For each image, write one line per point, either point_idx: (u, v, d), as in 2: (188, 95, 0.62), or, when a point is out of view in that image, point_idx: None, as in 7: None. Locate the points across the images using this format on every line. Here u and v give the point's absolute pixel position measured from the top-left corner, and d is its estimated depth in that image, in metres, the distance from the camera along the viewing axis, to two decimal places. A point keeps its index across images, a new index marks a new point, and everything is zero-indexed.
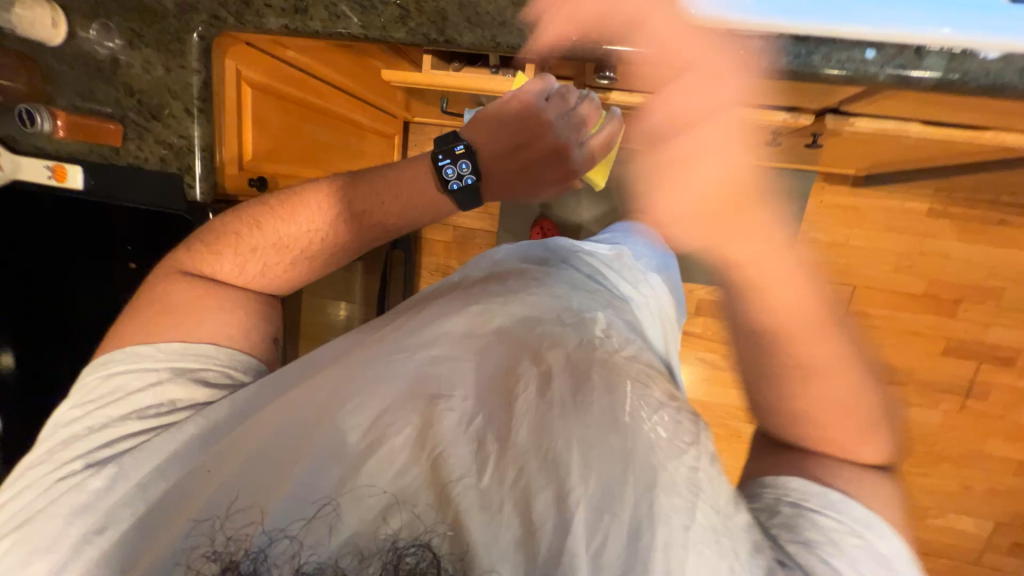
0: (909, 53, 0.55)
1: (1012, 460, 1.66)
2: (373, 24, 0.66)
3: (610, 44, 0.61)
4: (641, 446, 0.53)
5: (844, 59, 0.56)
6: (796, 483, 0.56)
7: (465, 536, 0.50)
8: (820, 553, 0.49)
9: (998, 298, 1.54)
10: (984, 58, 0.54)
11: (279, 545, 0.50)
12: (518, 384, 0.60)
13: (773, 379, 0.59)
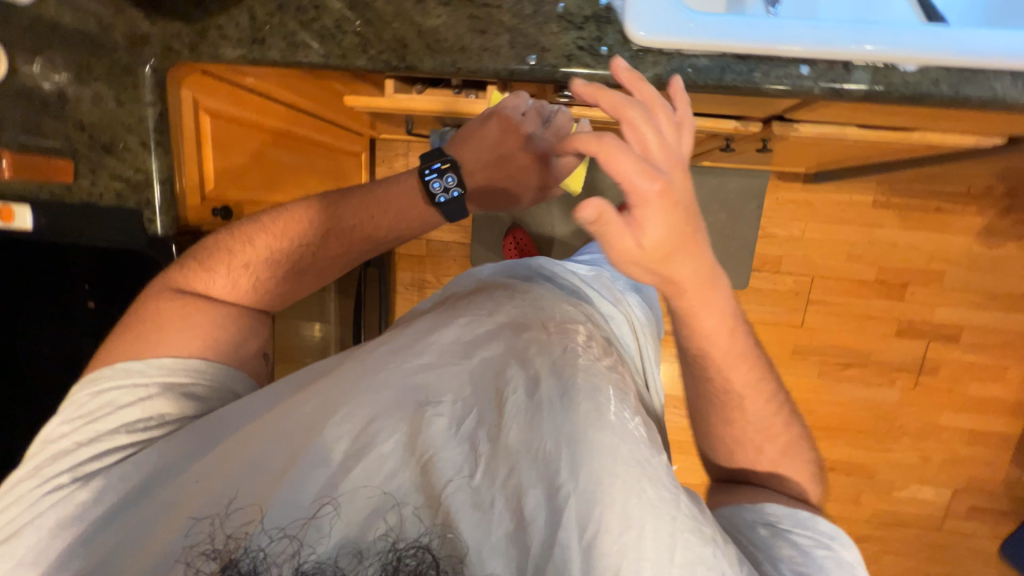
0: (838, 69, 0.60)
1: (965, 430, 1.78)
2: (333, 52, 0.67)
3: (568, 67, 0.63)
4: (629, 445, 0.55)
5: (782, 75, 0.61)
6: (772, 509, 0.68)
7: (457, 533, 0.53)
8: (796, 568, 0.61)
9: (941, 280, 1.66)
10: (903, 71, 0.60)
11: (280, 544, 0.54)
12: (507, 387, 0.61)
13: (717, 416, 0.76)
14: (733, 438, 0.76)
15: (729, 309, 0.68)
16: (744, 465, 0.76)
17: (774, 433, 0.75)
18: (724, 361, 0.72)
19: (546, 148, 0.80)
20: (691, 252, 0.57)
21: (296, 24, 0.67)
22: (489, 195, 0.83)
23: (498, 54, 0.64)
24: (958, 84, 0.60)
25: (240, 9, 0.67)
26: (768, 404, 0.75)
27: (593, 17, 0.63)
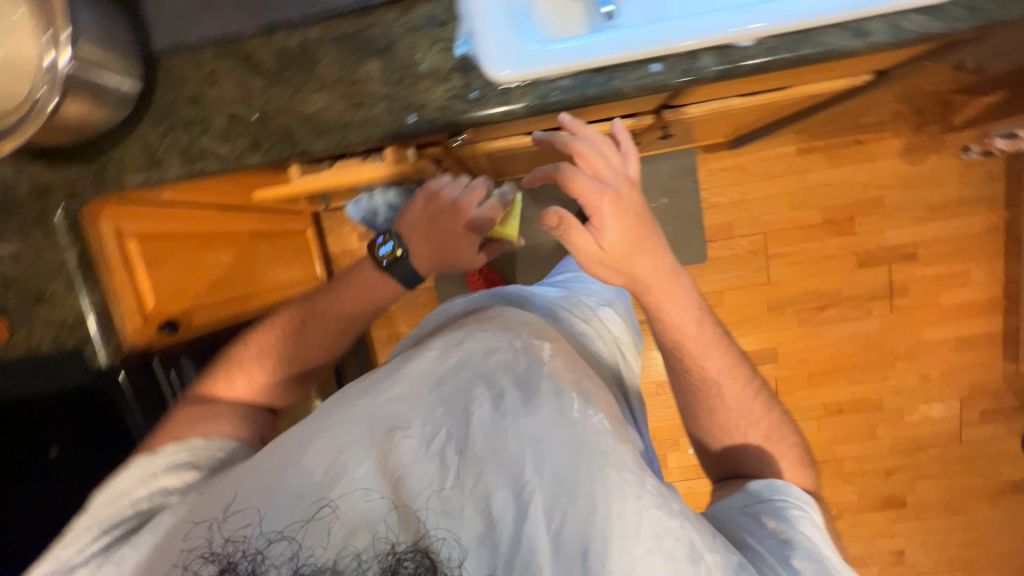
0: (685, 59, 0.65)
1: (953, 339, 1.81)
2: (229, 156, 0.70)
3: (444, 119, 0.67)
4: (592, 437, 0.60)
5: (637, 77, 0.65)
6: (751, 487, 0.74)
7: (448, 534, 0.56)
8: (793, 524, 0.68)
9: (882, 205, 1.72)
10: (743, 47, 0.65)
11: (279, 546, 0.57)
12: (472, 402, 0.63)
13: (704, 404, 0.82)
14: (722, 424, 0.81)
15: (694, 304, 0.78)
16: (736, 450, 0.81)
17: (757, 419, 0.81)
18: (703, 351, 0.80)
19: (469, 202, 0.84)
20: (650, 249, 0.70)
21: (188, 140, 0.70)
22: (429, 254, 0.86)
23: (379, 122, 0.68)
24: (795, 46, 0.64)
25: (132, 140, 0.71)
26: (749, 391, 0.81)
27: (456, 66, 0.66)
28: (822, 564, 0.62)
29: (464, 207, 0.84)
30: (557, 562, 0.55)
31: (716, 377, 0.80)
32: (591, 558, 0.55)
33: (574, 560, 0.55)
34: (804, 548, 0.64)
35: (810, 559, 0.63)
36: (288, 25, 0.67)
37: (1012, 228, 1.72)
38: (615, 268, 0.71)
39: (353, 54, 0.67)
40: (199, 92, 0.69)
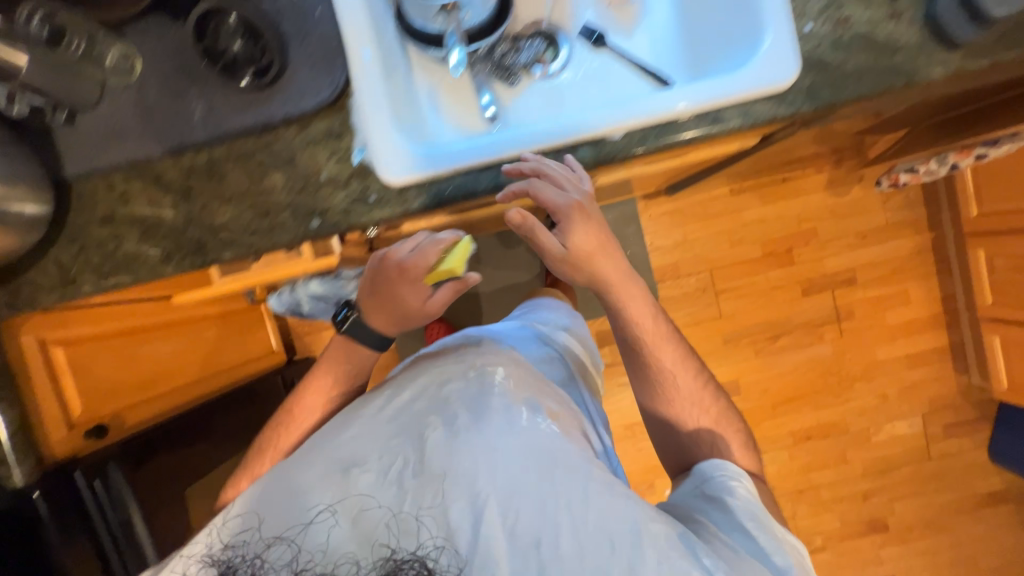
0: (563, 154, 0.72)
1: (904, 357, 1.85)
2: (141, 269, 0.73)
3: (347, 221, 0.71)
4: (540, 446, 0.66)
5: (522, 171, 0.72)
6: (701, 468, 0.75)
7: (447, 544, 0.63)
8: (737, 494, 0.71)
9: (816, 236, 1.81)
10: (614, 139, 0.71)
11: (280, 552, 0.65)
12: (432, 424, 0.70)
13: (660, 394, 0.83)
14: (672, 412, 0.82)
15: (646, 301, 0.80)
16: (688, 440, 0.81)
17: (705, 408, 0.82)
18: (655, 339, 0.81)
19: (399, 259, 0.79)
20: (610, 255, 0.74)
21: (102, 258, 0.73)
22: (380, 315, 0.84)
23: (285, 228, 0.72)
24: (659, 136, 0.72)
25: (46, 261, 0.73)
26: (699, 380, 0.83)
27: (354, 173, 0.71)
28: (750, 538, 0.67)
29: (394, 265, 0.79)
30: (518, 555, 0.63)
31: (670, 369, 0.82)
32: (543, 546, 0.62)
33: (529, 549, 0.63)
34: (736, 525, 0.68)
35: (737, 531, 0.67)
36: (192, 145, 0.70)
37: (938, 248, 1.81)
38: (578, 271, 0.75)
39: (256, 169, 0.71)
40: (110, 212, 0.72)
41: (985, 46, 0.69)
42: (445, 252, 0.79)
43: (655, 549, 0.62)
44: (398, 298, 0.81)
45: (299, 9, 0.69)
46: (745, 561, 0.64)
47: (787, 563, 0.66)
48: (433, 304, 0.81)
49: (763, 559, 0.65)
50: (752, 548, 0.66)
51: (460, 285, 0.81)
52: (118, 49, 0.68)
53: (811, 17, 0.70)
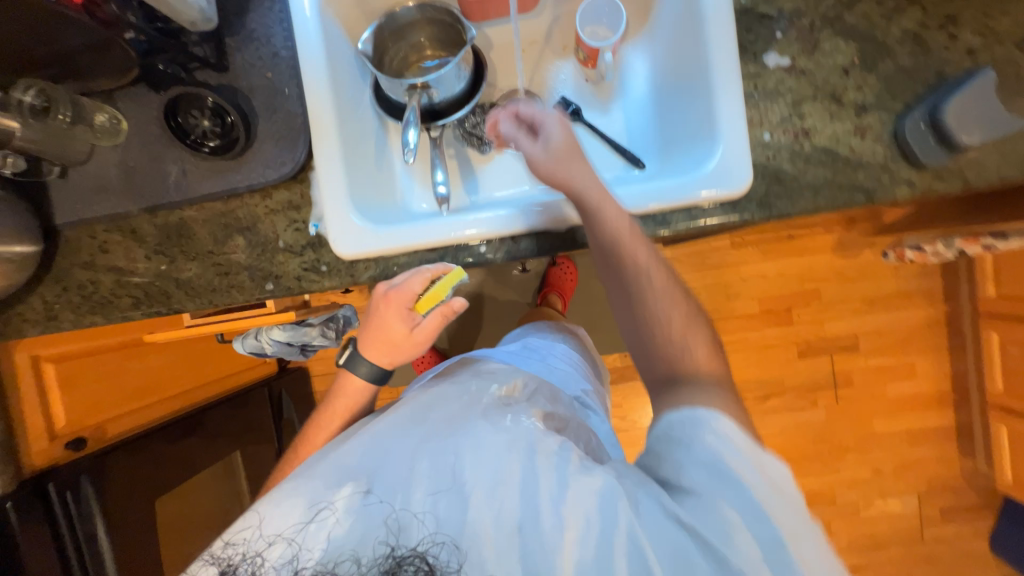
0: (509, 241, 0.74)
1: (904, 432, 1.76)
2: (114, 313, 0.79)
3: (302, 288, 0.75)
4: (528, 436, 0.56)
5: (468, 255, 0.75)
6: (671, 420, 0.53)
7: (447, 538, 0.50)
8: (705, 442, 0.50)
9: (819, 297, 1.74)
10: (559, 232, 0.74)
11: (277, 549, 0.52)
12: (424, 418, 0.61)
13: (636, 324, 0.63)
14: (639, 326, 0.63)
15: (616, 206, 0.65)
16: (664, 366, 0.60)
17: (677, 311, 0.62)
18: (623, 233, 0.64)
19: (383, 293, 0.71)
20: (583, 162, 0.67)
21: (81, 299, 0.79)
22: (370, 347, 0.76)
23: (243, 288, 0.76)
24: None
25: (33, 296, 0.80)
26: (672, 292, 0.63)
27: (309, 244, 0.75)
28: (727, 483, 0.48)
29: (379, 300, 0.71)
30: (505, 546, 0.49)
31: (636, 271, 0.63)
32: (529, 532, 0.49)
33: (514, 539, 0.49)
34: (700, 459, 0.49)
35: (707, 471, 0.48)
36: (164, 206, 0.76)
37: (954, 322, 1.70)
38: (543, 173, 0.68)
39: (221, 232, 0.76)
40: (92, 259, 0.78)
41: (956, 168, 0.66)
42: (433, 279, 0.70)
43: (651, 523, 0.47)
44: (384, 331, 0.72)
45: (270, 88, 0.73)
46: (710, 508, 0.47)
47: (766, 500, 0.47)
48: (424, 334, 0.73)
49: (734, 500, 0.47)
50: (722, 487, 0.48)
51: (449, 312, 0.72)
52: (106, 112, 0.73)
53: (771, 126, 0.69)
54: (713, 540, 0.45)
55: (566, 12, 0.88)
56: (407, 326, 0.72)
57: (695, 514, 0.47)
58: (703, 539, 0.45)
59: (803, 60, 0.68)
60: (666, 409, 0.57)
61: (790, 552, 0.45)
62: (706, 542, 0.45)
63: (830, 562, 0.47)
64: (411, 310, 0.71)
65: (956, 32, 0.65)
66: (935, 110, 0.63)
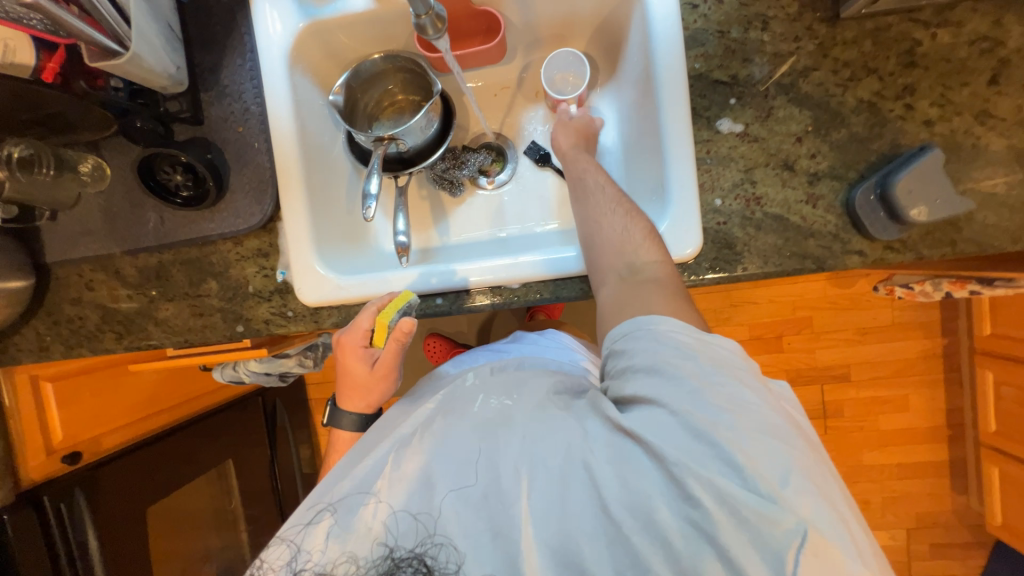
0: (464, 295, 0.77)
1: (894, 466, 1.72)
2: (98, 346, 0.84)
3: (270, 331, 0.80)
4: (490, 414, 0.60)
5: (426, 307, 0.78)
6: (618, 327, 0.57)
7: (446, 539, 0.52)
8: (642, 339, 0.54)
9: (811, 325, 1.70)
10: (512, 286, 0.77)
11: (279, 552, 0.58)
12: (409, 414, 0.66)
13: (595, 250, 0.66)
14: (589, 223, 0.67)
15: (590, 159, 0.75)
16: (612, 254, 0.64)
17: (622, 210, 0.67)
18: (590, 169, 0.73)
19: (342, 333, 0.74)
20: (583, 147, 0.77)
21: (69, 332, 0.85)
22: (346, 390, 0.78)
23: (215, 328, 0.81)
24: (556, 290, 0.76)
25: (27, 328, 0.85)
26: (619, 197, 0.68)
27: (276, 289, 0.79)
28: (662, 379, 0.50)
29: (339, 340, 0.74)
30: (473, 515, 0.53)
31: (594, 185, 0.70)
32: (493, 499, 0.52)
33: (480, 505, 0.53)
34: (638, 366, 0.52)
35: (647, 378, 0.51)
36: (144, 249, 0.80)
37: (950, 356, 1.66)
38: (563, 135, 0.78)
39: (196, 275, 0.80)
40: (79, 295, 0.84)
41: (909, 240, 0.66)
42: (380, 310, 0.72)
43: (603, 453, 0.50)
44: (351, 377, 0.75)
45: (241, 141, 0.76)
46: (651, 411, 0.50)
47: (706, 382, 0.49)
48: (385, 367, 0.73)
49: (675, 392, 0.49)
50: (659, 385, 0.50)
51: (401, 336, 0.69)
52: (91, 160, 0.78)
53: (722, 192, 0.69)
54: (659, 442, 0.47)
55: (535, 59, 0.88)
56: (366, 365, 0.73)
57: (641, 420, 0.49)
58: (647, 439, 0.48)
59: (756, 128, 0.68)
60: (620, 299, 0.60)
61: (732, 418, 0.47)
62: (649, 445, 0.48)
63: (770, 406, 0.48)
64: (367, 346, 0.73)
65: (913, 103, 0.65)
66: (885, 185, 0.62)
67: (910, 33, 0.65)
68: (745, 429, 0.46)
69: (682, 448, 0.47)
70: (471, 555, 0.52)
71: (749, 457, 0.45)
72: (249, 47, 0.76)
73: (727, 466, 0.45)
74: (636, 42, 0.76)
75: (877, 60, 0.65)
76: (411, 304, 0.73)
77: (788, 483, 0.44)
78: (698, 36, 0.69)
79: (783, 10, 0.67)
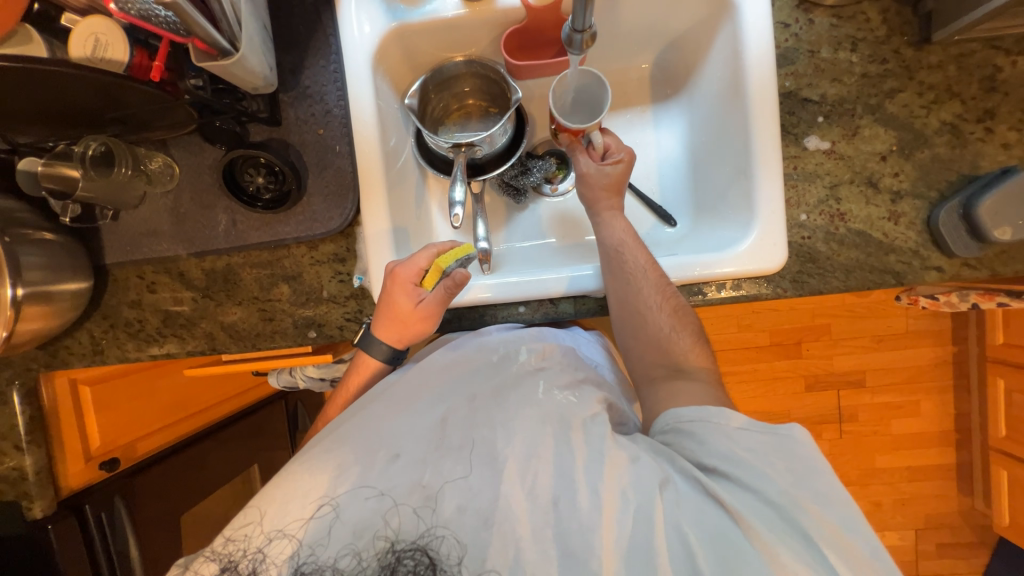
0: (546, 304, 0.78)
1: (906, 468, 1.76)
2: (157, 351, 0.81)
3: (344, 332, 0.79)
4: (561, 415, 0.61)
5: (506, 314, 0.79)
6: (688, 412, 0.60)
7: (448, 532, 0.55)
8: (733, 432, 0.57)
9: (829, 332, 1.72)
10: (595, 296, 0.77)
11: (279, 543, 0.56)
12: (452, 415, 0.63)
13: (640, 341, 0.70)
14: (634, 313, 0.69)
15: (617, 235, 0.74)
16: (657, 353, 0.69)
17: (670, 307, 0.69)
18: (627, 241, 0.73)
19: (394, 263, 0.72)
20: (616, 207, 0.77)
21: (127, 335, 0.82)
22: (376, 319, 0.73)
23: (286, 334, 0.79)
24: None
25: (81, 331, 0.82)
26: (663, 285, 0.70)
27: (352, 294, 0.78)
28: (746, 470, 0.55)
29: (390, 268, 0.72)
30: (539, 522, 0.55)
31: (634, 269, 0.71)
32: (563, 508, 0.55)
33: (546, 513, 0.55)
34: (717, 452, 0.56)
35: (727, 460, 0.56)
36: (212, 253, 0.78)
37: (960, 363, 1.71)
38: (587, 190, 0.77)
39: (267, 279, 0.79)
40: (139, 297, 0.81)
41: (984, 259, 0.68)
42: (440, 254, 0.72)
43: (689, 507, 0.54)
44: (391, 309, 0.71)
45: (322, 143, 0.75)
46: (742, 492, 0.54)
47: (796, 482, 0.54)
48: (429, 309, 0.71)
49: (764, 480, 0.54)
50: (745, 470, 0.55)
51: (452, 285, 0.70)
52: (160, 158, 0.76)
53: (807, 207, 0.71)
54: (753, 522, 0.51)
55: (606, 69, 0.89)
56: (411, 301, 0.70)
57: (733, 496, 0.54)
58: (743, 515, 0.52)
59: (843, 145, 0.70)
60: (673, 394, 0.64)
61: (831, 533, 0.51)
62: (744, 520, 0.52)
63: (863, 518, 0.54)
64: (417, 285, 0.71)
65: (992, 127, 0.68)
66: (969, 206, 0.65)
67: (991, 59, 0.67)
68: (845, 546, 0.51)
69: (785, 544, 0.51)
70: (536, 567, 0.53)
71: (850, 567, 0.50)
72: (334, 48, 0.75)
73: (824, 570, 0.50)
74: (718, 58, 0.77)
75: (960, 84, 0.68)
76: (469, 257, 0.75)
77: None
78: (789, 54, 0.71)
79: (872, 33, 0.70)
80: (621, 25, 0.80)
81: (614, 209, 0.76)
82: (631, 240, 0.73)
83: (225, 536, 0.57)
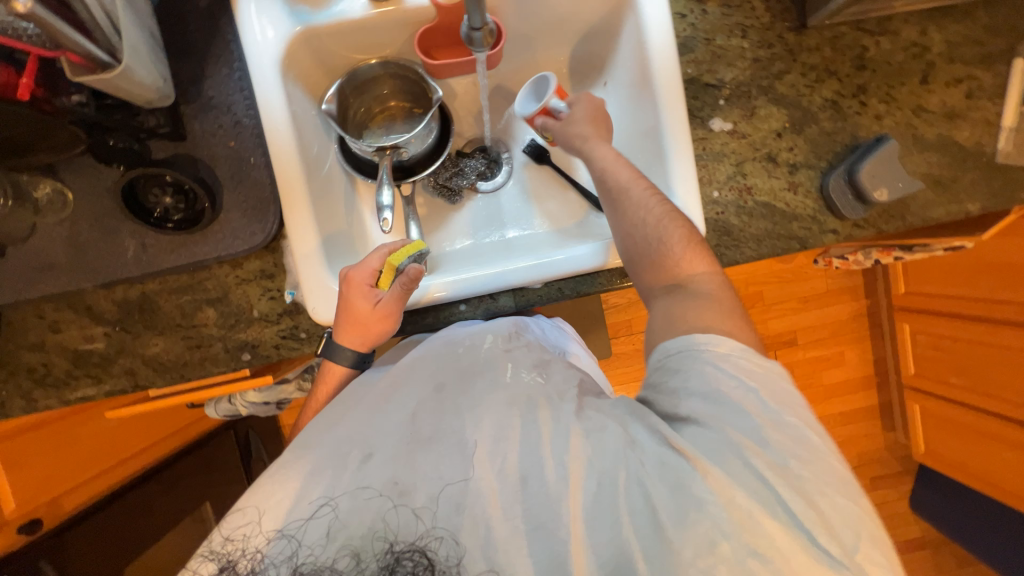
0: (487, 300, 0.80)
1: (837, 413, 1.94)
2: (71, 395, 0.74)
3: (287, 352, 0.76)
4: (528, 394, 0.62)
5: (448, 315, 0.80)
6: (688, 339, 0.59)
7: (447, 532, 0.52)
8: (710, 362, 0.57)
9: (761, 299, 1.86)
10: (535, 287, 0.79)
11: (281, 544, 0.52)
12: (426, 409, 0.62)
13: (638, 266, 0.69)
14: (624, 231, 0.69)
15: (605, 153, 0.72)
16: (655, 271, 0.67)
17: (656, 212, 0.67)
18: (611, 163, 0.71)
19: (351, 268, 0.70)
20: (601, 135, 0.74)
21: (31, 383, 0.74)
22: (338, 324, 0.71)
23: (217, 359, 0.75)
24: (577, 286, 0.80)
25: None
26: (651, 196, 0.69)
27: (285, 311, 0.75)
28: (717, 406, 0.54)
29: (345, 274, 0.70)
30: (510, 500, 0.54)
31: (621, 184, 0.70)
32: (531, 484, 0.54)
33: (518, 488, 0.55)
34: (693, 389, 0.55)
35: (703, 400, 0.54)
36: (123, 282, 0.72)
37: (874, 314, 1.90)
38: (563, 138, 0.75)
39: (189, 304, 0.74)
40: (42, 339, 0.73)
41: (870, 218, 0.76)
42: (391, 253, 0.70)
43: (649, 462, 0.52)
44: (349, 313, 0.69)
45: (235, 156, 0.72)
46: (705, 432, 0.53)
47: (762, 420, 0.53)
48: (387, 309, 0.70)
49: (732, 416, 0.53)
50: (717, 410, 0.54)
51: (408, 282, 0.68)
52: (50, 185, 0.69)
53: (719, 184, 0.76)
54: (705, 461, 0.50)
55: (525, 65, 0.90)
56: (369, 304, 0.69)
57: (691, 439, 0.53)
58: (698, 457, 0.51)
59: (744, 125, 0.76)
60: (668, 314, 0.63)
61: (791, 467, 0.50)
62: (697, 459, 0.51)
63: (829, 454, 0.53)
64: (373, 287, 0.69)
65: (866, 101, 0.76)
66: (852, 172, 0.73)
67: (858, 40, 0.76)
68: (806, 483, 0.50)
69: (738, 485, 0.50)
70: (507, 543, 0.52)
71: (805, 504, 0.49)
72: (236, 56, 0.72)
73: (778, 510, 0.49)
74: (628, 46, 0.80)
75: (835, 64, 0.76)
76: (424, 254, 0.73)
77: (849, 542, 0.48)
78: (688, 43, 0.77)
79: (758, 20, 0.76)
80: (534, 22, 0.82)
81: (594, 131, 0.74)
82: (616, 158, 0.72)
83: (220, 540, 0.54)
